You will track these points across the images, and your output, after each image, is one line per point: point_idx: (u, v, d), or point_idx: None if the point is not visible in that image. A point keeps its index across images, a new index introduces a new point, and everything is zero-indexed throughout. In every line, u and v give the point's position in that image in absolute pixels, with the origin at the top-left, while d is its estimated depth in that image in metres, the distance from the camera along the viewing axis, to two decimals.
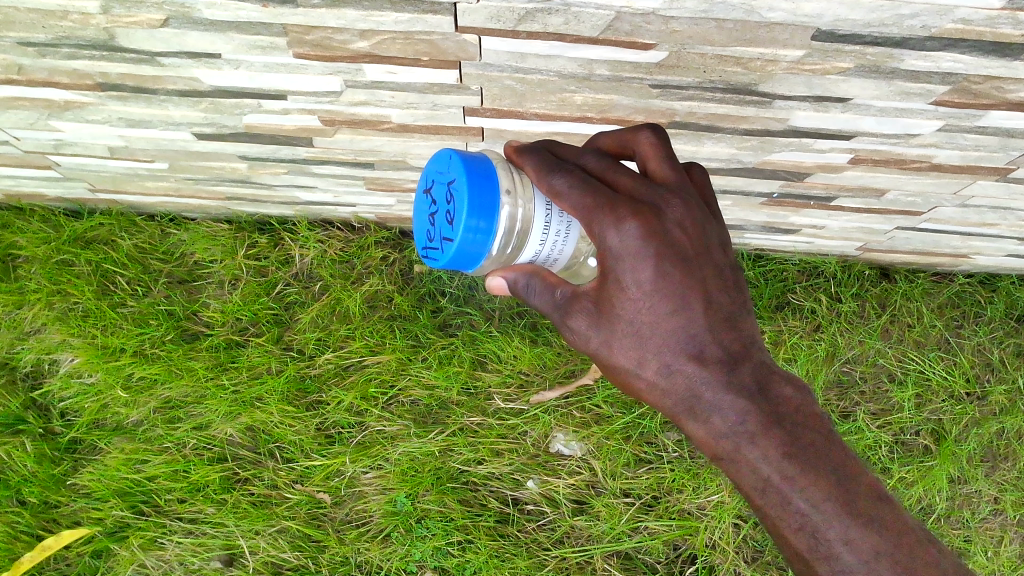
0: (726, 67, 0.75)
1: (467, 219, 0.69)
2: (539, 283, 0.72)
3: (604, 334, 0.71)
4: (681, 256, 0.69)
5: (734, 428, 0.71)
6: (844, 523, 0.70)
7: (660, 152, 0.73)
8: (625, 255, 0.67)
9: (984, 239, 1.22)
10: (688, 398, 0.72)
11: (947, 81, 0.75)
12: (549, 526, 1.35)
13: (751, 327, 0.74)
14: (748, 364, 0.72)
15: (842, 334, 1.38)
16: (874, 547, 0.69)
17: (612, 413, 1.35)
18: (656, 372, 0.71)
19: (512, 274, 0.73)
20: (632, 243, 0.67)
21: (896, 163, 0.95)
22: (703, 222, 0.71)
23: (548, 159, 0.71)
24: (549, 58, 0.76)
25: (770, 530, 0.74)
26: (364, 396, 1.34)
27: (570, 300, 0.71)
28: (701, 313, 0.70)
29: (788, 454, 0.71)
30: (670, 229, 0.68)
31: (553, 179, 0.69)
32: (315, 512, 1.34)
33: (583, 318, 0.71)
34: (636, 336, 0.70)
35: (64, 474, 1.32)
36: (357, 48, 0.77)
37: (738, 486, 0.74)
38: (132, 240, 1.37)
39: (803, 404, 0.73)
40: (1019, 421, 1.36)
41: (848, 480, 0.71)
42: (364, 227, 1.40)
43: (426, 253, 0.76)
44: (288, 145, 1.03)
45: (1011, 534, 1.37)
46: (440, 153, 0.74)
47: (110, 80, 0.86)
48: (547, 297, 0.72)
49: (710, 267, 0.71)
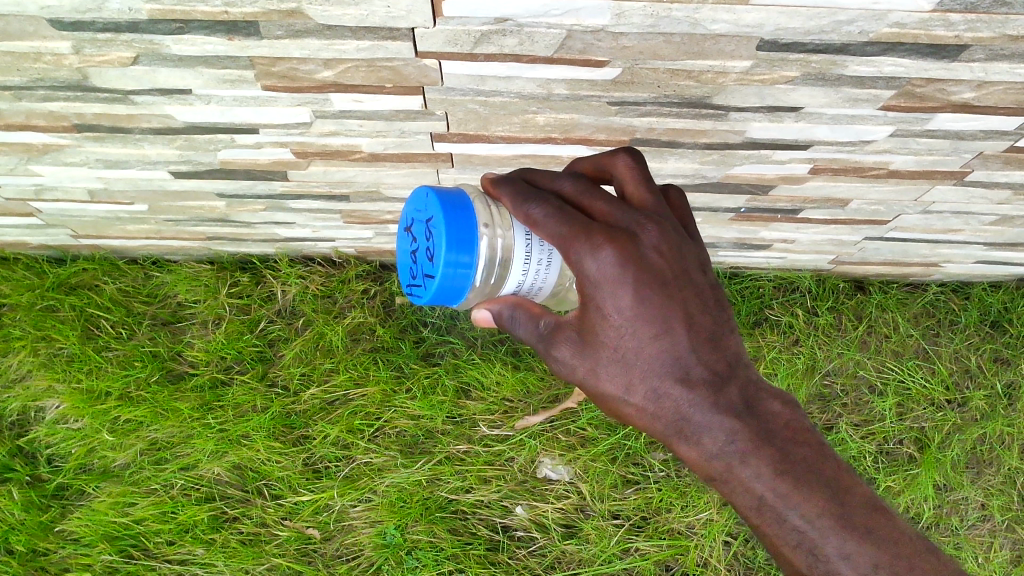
0: (680, 81, 0.78)
1: (447, 255, 0.72)
2: (523, 314, 0.73)
3: (588, 361, 0.71)
4: (659, 278, 0.70)
5: (725, 448, 0.71)
6: (841, 538, 0.69)
7: (635, 175, 0.74)
8: (603, 282, 0.68)
9: (952, 246, 1.24)
10: (677, 421, 0.72)
11: (892, 86, 0.78)
12: (539, 552, 1.35)
13: (736, 345, 0.74)
14: (734, 383, 0.72)
15: (821, 348, 1.40)
16: (874, 559, 0.68)
17: (598, 435, 1.36)
18: (644, 397, 0.72)
19: (496, 306, 0.74)
20: (609, 270, 0.68)
21: (855, 171, 0.98)
22: (680, 242, 0.72)
23: (523, 187, 0.72)
24: (508, 79, 0.79)
25: (772, 550, 0.74)
26: (350, 429, 1.35)
27: (552, 330, 0.72)
28: (683, 335, 0.71)
29: (780, 471, 0.70)
30: (646, 253, 0.69)
31: (530, 206, 0.70)
32: (305, 548, 1.33)
33: (566, 347, 0.72)
34: (621, 361, 0.71)
35: (52, 520, 1.32)
36: (323, 77, 0.79)
37: (735, 507, 0.74)
38: (115, 284, 1.39)
39: (794, 420, 0.73)
40: (999, 426, 1.38)
41: (842, 493, 0.70)
42: (344, 262, 1.42)
43: (410, 289, 0.79)
44: (264, 180, 1.06)
45: (1000, 539, 1.37)
46: (419, 192, 0.77)
47: (86, 121, 0.89)
48: (530, 328, 0.73)
49: (690, 288, 0.72)
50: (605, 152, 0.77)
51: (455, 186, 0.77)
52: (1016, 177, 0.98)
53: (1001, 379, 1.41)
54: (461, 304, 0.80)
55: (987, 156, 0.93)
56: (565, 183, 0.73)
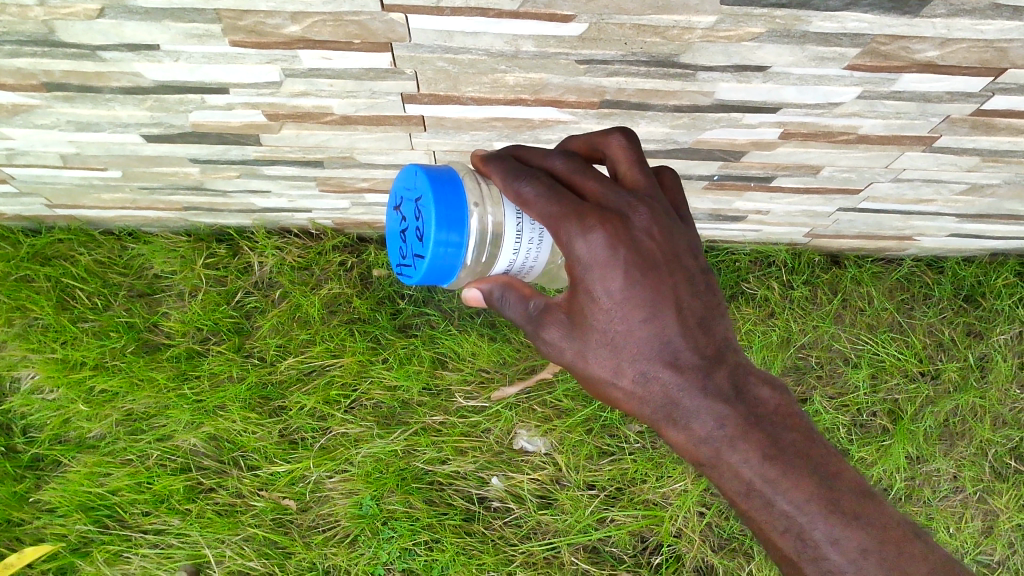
0: (646, 38, 0.78)
1: (437, 235, 0.72)
2: (513, 296, 0.73)
3: (577, 344, 0.70)
4: (651, 262, 0.69)
5: (713, 432, 0.70)
6: (829, 523, 0.68)
7: (630, 155, 0.73)
8: (594, 265, 0.67)
9: (925, 218, 1.25)
10: (665, 405, 0.71)
11: (856, 43, 0.78)
12: (515, 522, 1.36)
13: (726, 330, 0.73)
14: (723, 368, 0.72)
15: (796, 320, 1.41)
16: (861, 544, 0.67)
17: (574, 407, 1.37)
18: (633, 380, 0.71)
19: (487, 286, 0.74)
20: (600, 252, 0.67)
21: (825, 135, 0.98)
22: (671, 226, 0.71)
23: (513, 165, 0.71)
24: (476, 35, 0.79)
25: (759, 537, 0.72)
26: (327, 400, 1.35)
27: (542, 312, 0.71)
28: (673, 319, 0.70)
29: (768, 455, 0.69)
30: (638, 236, 0.68)
31: (520, 184, 0.70)
32: (281, 519, 1.34)
33: (556, 328, 0.71)
34: (611, 346, 0.70)
35: (27, 491, 1.32)
36: (290, 32, 0.79)
37: (722, 493, 0.73)
38: (91, 255, 1.38)
39: (781, 405, 0.72)
40: (972, 398, 1.40)
41: (830, 477, 0.69)
42: (321, 234, 1.42)
43: (401, 270, 0.80)
44: (237, 144, 1.06)
45: (971, 510, 1.39)
46: (408, 170, 0.77)
47: (55, 79, 0.88)
48: (520, 309, 0.72)
49: (681, 273, 0.71)
50: (598, 131, 0.76)
51: (445, 164, 0.76)
52: (983, 143, 0.99)
53: (974, 352, 1.43)
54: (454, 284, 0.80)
55: (954, 120, 0.93)
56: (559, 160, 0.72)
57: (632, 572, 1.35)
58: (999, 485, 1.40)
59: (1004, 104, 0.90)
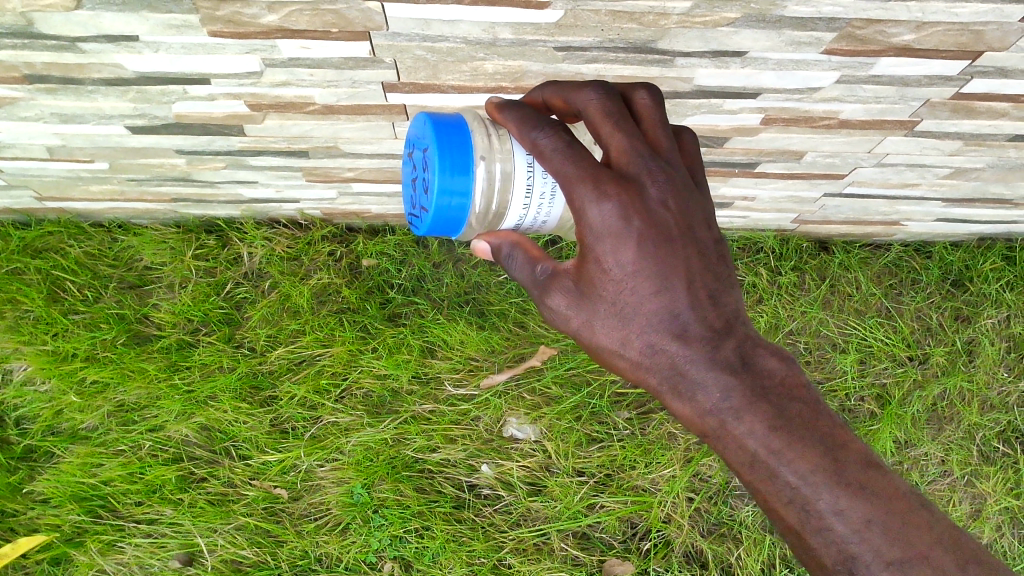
0: (623, 23, 0.78)
1: (442, 182, 0.72)
2: (521, 256, 0.73)
3: (583, 314, 0.70)
4: (664, 234, 0.68)
5: (719, 404, 0.70)
6: (833, 494, 0.68)
7: (654, 115, 0.71)
8: (604, 234, 0.67)
9: (910, 203, 1.26)
10: (673, 375, 0.71)
11: (832, 28, 0.78)
12: (505, 509, 1.37)
13: (736, 301, 0.73)
14: (731, 341, 0.71)
15: (784, 307, 1.42)
16: (866, 515, 0.67)
17: (563, 394, 1.39)
18: (640, 351, 0.71)
19: (497, 241, 0.74)
20: (612, 221, 0.66)
21: (806, 120, 0.98)
22: (688, 194, 0.70)
23: (532, 112, 0.69)
24: (453, 23, 0.79)
25: (764, 507, 0.73)
26: (317, 389, 1.36)
27: (549, 277, 0.71)
28: (683, 291, 0.69)
29: (774, 427, 0.69)
30: (653, 207, 0.67)
31: (537, 133, 0.67)
32: (273, 507, 1.35)
33: (561, 296, 0.71)
34: (619, 316, 0.70)
35: (20, 482, 1.33)
36: (268, 22, 0.80)
37: (728, 463, 0.73)
38: (81, 247, 1.38)
39: (790, 376, 0.72)
40: (959, 382, 1.41)
41: (836, 448, 0.69)
42: (310, 225, 1.42)
43: (412, 220, 0.79)
44: (221, 135, 1.06)
45: (959, 493, 1.40)
46: (419, 120, 0.77)
47: (36, 71, 0.89)
48: (527, 271, 0.73)
49: (693, 244, 0.70)
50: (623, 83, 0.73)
51: (454, 113, 0.76)
52: (965, 126, 0.99)
53: (961, 336, 1.44)
54: (466, 236, 0.80)
55: (934, 104, 0.93)
56: (589, 105, 0.70)
57: (622, 557, 1.37)
58: (986, 468, 1.41)
59: (983, 87, 0.90)
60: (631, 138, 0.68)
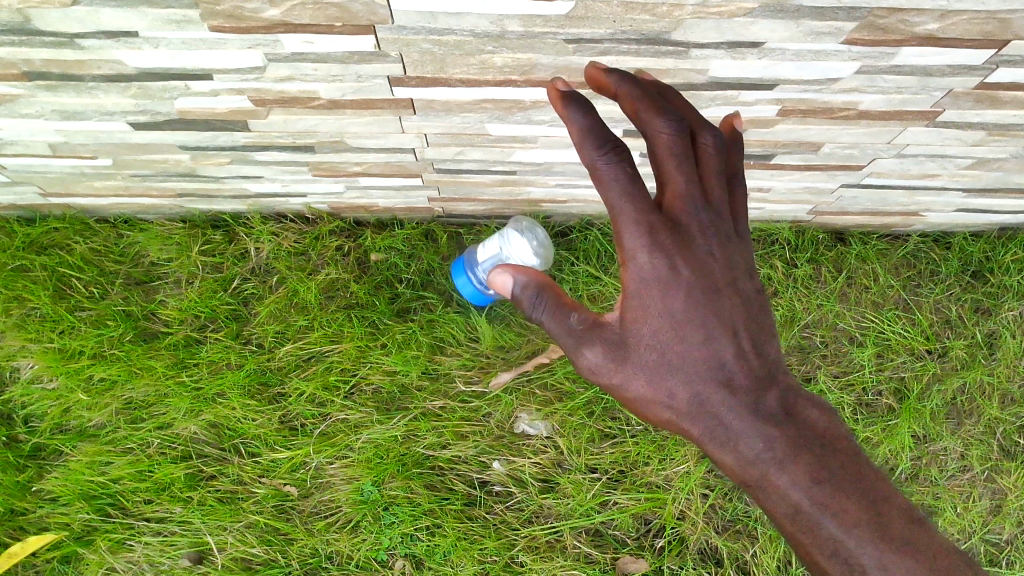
0: (635, 15, 0.75)
1: None
2: (549, 300, 0.73)
3: (622, 365, 0.72)
4: (710, 285, 0.72)
5: (762, 455, 0.72)
6: (877, 548, 0.69)
7: (715, 164, 0.73)
8: (655, 284, 0.70)
9: (930, 193, 1.23)
10: (715, 425, 0.73)
11: (853, 17, 0.75)
12: (517, 506, 1.35)
13: (775, 353, 0.76)
14: (773, 390, 0.74)
15: (800, 300, 1.39)
16: (909, 568, 0.69)
17: (576, 390, 1.36)
18: (686, 401, 0.73)
19: (524, 279, 0.74)
20: (663, 273, 0.70)
21: (824, 112, 0.96)
22: (734, 250, 0.74)
23: (595, 127, 0.67)
24: (459, 16, 0.76)
25: (805, 561, 0.73)
26: (326, 385, 1.35)
27: (587, 327, 0.73)
28: (728, 339, 0.73)
29: (818, 478, 0.71)
30: (702, 259, 0.71)
31: (599, 157, 0.67)
32: (282, 505, 1.34)
33: (604, 345, 0.73)
34: (665, 365, 0.72)
35: (29, 481, 1.32)
36: (269, 16, 0.77)
37: (768, 515, 0.74)
38: (87, 244, 1.37)
39: (830, 428, 0.75)
40: (980, 375, 1.38)
41: (879, 502, 0.71)
42: (317, 219, 1.40)
43: None
44: (225, 130, 1.04)
45: (979, 489, 1.38)
46: None
47: (35, 68, 0.87)
48: (560, 318, 0.73)
49: (737, 297, 0.74)
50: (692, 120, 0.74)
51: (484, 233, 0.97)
52: (989, 117, 0.96)
53: (982, 329, 1.41)
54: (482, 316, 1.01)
55: (958, 94, 0.91)
56: (660, 137, 0.69)
57: (635, 554, 1.35)
58: (1007, 463, 1.39)
59: (1009, 76, 0.87)
60: (688, 185, 0.70)
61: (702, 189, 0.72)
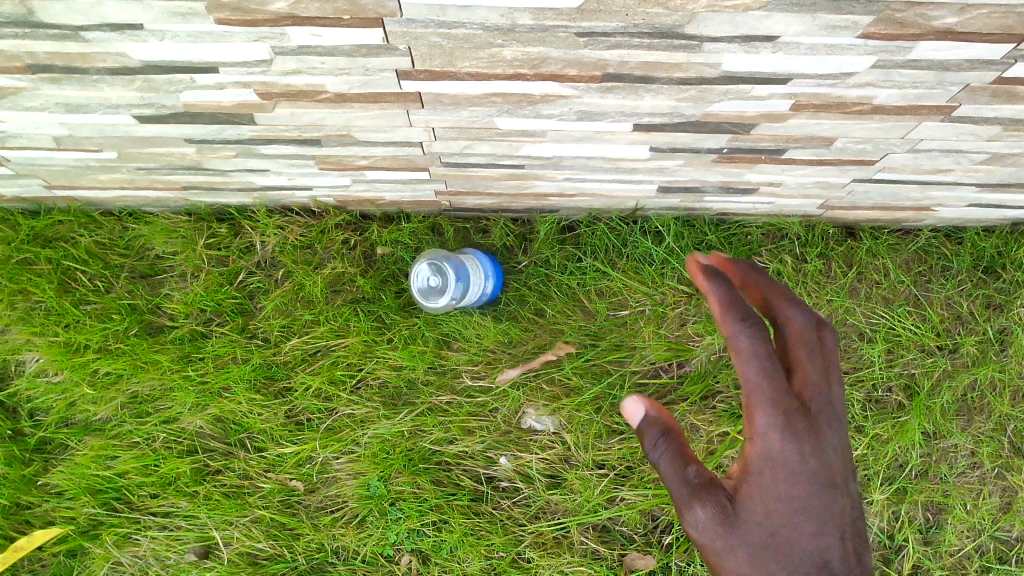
0: (648, 8, 0.74)
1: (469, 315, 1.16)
2: (672, 451, 0.79)
3: (727, 530, 0.76)
4: (829, 481, 0.78)
5: None
6: None
7: (836, 366, 0.82)
8: (773, 458, 0.76)
9: (943, 188, 1.21)
10: None
11: (870, 11, 0.74)
12: (525, 502, 1.35)
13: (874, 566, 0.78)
14: None
15: (810, 295, 1.38)
16: None
17: (584, 385, 1.35)
18: None
19: (654, 415, 0.81)
20: (784, 451, 0.76)
21: (838, 106, 0.94)
22: (848, 472, 0.80)
23: (738, 299, 0.77)
24: (469, 9, 0.75)
25: None
26: (332, 380, 1.34)
27: (701, 486, 0.78)
28: (835, 535, 0.76)
29: None
30: (822, 455, 0.78)
31: (741, 326, 0.76)
32: (289, 500, 1.34)
33: (711, 507, 0.77)
34: (771, 543, 0.75)
35: (35, 474, 1.33)
36: (276, 9, 0.76)
37: None
38: (91, 236, 1.36)
39: None
40: (990, 371, 1.37)
41: None
42: (323, 212, 1.38)
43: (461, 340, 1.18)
44: (231, 124, 1.03)
45: (989, 486, 1.37)
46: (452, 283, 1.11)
47: (39, 61, 0.86)
48: (677, 469, 0.78)
49: (848, 503, 0.79)
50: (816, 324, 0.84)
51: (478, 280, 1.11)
52: (1005, 112, 0.95)
53: (993, 325, 1.39)
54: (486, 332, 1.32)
55: (974, 88, 0.89)
56: (793, 325, 0.83)
57: (643, 551, 1.34)
58: (1018, 460, 1.37)
59: None
60: (816, 380, 0.80)
61: (830, 383, 0.81)
